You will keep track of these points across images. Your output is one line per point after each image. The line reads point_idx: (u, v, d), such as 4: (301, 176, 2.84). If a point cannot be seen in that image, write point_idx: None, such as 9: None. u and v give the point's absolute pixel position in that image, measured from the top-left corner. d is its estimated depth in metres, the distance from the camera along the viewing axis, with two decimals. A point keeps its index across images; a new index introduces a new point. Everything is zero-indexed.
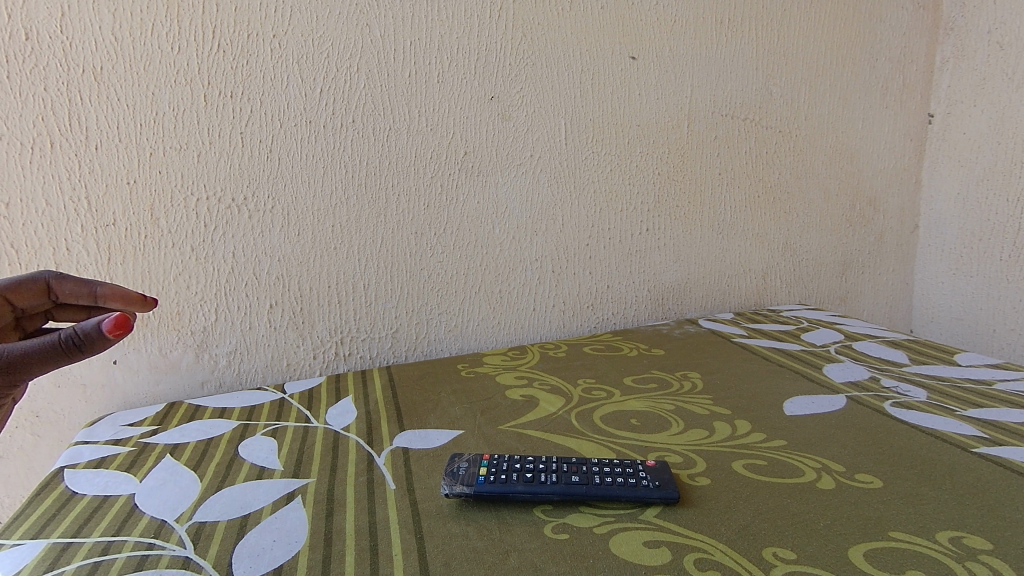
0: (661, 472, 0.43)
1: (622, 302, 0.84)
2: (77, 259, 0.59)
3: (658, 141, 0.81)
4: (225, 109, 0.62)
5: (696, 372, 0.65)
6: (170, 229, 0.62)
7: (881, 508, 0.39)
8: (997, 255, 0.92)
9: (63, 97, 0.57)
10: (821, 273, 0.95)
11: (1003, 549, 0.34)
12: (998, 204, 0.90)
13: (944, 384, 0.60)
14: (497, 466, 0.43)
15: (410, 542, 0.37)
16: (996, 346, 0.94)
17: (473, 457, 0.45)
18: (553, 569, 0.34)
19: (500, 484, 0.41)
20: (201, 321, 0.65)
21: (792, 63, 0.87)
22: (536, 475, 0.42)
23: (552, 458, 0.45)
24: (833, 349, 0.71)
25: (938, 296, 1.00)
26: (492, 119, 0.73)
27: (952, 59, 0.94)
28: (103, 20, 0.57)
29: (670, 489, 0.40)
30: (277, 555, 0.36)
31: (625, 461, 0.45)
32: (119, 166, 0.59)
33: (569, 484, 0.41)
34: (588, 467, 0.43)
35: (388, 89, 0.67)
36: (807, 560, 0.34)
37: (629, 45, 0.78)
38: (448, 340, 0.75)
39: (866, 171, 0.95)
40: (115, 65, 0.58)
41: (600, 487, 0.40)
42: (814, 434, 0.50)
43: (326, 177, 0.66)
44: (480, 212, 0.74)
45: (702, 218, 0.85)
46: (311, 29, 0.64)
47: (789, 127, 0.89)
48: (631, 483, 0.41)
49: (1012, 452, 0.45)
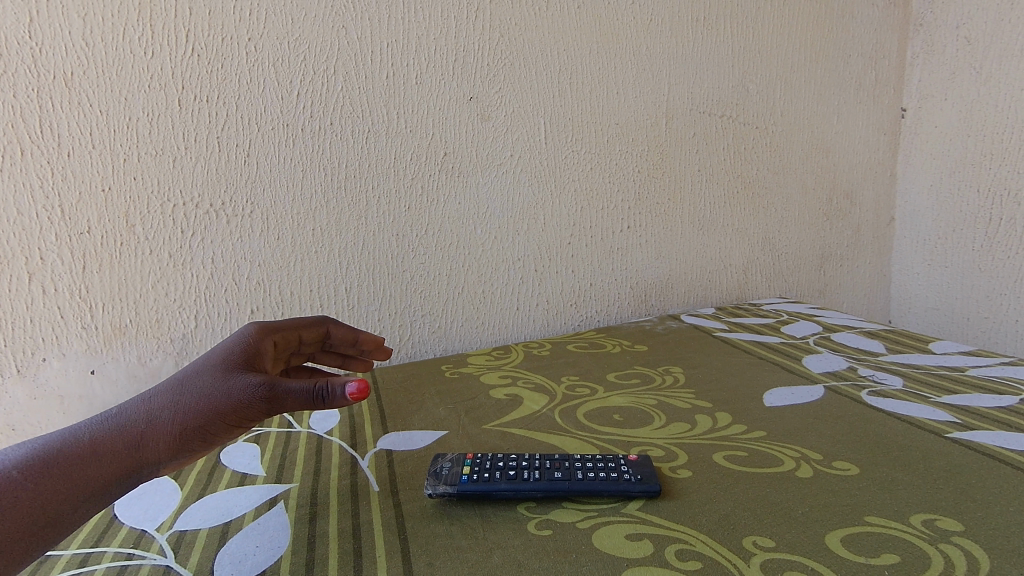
0: (643, 465, 0.43)
1: (605, 300, 0.84)
2: (52, 268, 0.58)
3: (637, 139, 0.82)
4: (201, 113, 0.61)
5: (678, 367, 0.66)
6: (146, 236, 0.61)
7: (858, 494, 0.40)
8: (970, 244, 0.94)
9: (34, 104, 0.56)
10: (800, 267, 0.96)
11: (975, 530, 0.35)
12: (970, 195, 0.93)
13: (920, 372, 0.61)
14: (480, 465, 0.43)
15: (394, 544, 0.37)
16: (971, 334, 0.96)
17: (457, 456, 0.45)
18: (537, 565, 0.35)
19: (483, 483, 0.41)
20: (181, 329, 0.64)
21: (767, 60, 0.89)
22: (519, 473, 0.42)
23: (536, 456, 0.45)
24: (813, 341, 0.72)
25: (914, 286, 1.02)
26: (471, 120, 0.73)
27: (922, 54, 0.96)
28: (72, 25, 0.56)
29: (652, 482, 0.41)
30: (258, 561, 0.36)
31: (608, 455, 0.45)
32: (92, 173, 0.58)
33: (552, 480, 0.41)
34: (571, 463, 0.43)
35: (365, 91, 0.67)
36: (785, 547, 0.35)
37: (606, 45, 0.78)
38: (432, 342, 0.75)
39: (842, 164, 0.96)
40: (87, 71, 0.57)
41: (582, 482, 0.41)
42: (793, 425, 0.51)
43: (305, 181, 0.66)
44: (461, 212, 0.74)
45: (682, 215, 0.86)
46: (286, 32, 0.63)
47: (766, 123, 0.90)
48: (613, 477, 0.41)
49: (984, 436, 0.46)
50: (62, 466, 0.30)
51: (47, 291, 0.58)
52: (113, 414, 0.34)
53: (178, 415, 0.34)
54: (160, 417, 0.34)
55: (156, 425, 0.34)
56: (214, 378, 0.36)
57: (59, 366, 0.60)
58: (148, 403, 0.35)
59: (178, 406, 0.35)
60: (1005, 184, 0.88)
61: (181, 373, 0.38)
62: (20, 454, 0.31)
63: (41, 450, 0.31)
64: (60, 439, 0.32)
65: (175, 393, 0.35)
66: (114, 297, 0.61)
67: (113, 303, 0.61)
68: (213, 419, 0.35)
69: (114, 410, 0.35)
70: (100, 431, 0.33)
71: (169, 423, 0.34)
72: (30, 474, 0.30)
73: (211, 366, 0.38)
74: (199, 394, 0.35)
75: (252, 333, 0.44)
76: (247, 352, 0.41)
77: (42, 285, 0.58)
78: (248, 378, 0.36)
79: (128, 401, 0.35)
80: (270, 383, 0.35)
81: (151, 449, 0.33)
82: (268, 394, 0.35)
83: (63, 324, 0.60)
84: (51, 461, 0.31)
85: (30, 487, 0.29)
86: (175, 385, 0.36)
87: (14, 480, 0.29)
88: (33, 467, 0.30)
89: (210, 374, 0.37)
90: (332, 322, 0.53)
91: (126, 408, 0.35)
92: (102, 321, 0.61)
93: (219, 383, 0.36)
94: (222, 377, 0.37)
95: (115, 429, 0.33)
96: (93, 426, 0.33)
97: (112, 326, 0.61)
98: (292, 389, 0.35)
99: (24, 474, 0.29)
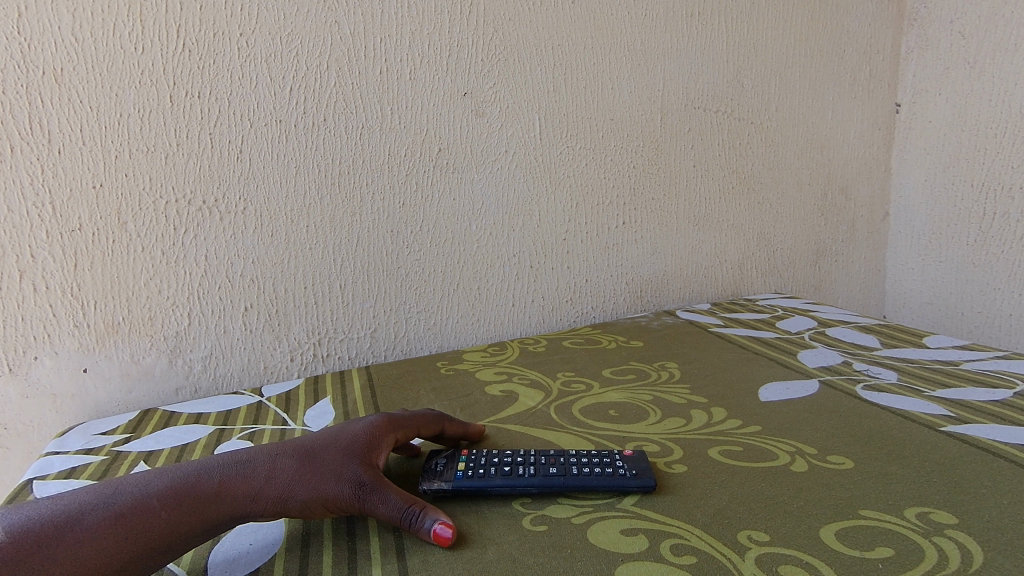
0: (638, 461, 0.43)
1: (601, 296, 0.84)
2: (43, 265, 0.58)
3: (633, 135, 0.82)
4: (193, 109, 0.61)
5: (674, 362, 0.66)
6: (138, 233, 0.61)
7: (852, 488, 0.40)
8: (964, 239, 0.94)
9: (23, 100, 0.55)
10: (796, 262, 0.97)
11: (968, 523, 0.35)
12: (964, 190, 0.93)
13: (915, 367, 0.61)
14: (475, 461, 0.43)
15: (388, 539, 0.37)
16: (965, 328, 0.96)
17: (453, 453, 0.45)
18: (532, 561, 0.34)
19: (478, 479, 0.41)
20: (174, 326, 0.63)
21: (762, 55, 0.89)
22: (515, 469, 0.42)
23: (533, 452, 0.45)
24: (807, 336, 0.73)
25: (909, 281, 1.02)
26: (465, 115, 0.72)
27: (916, 49, 0.96)
28: (61, 19, 0.55)
29: (647, 478, 0.41)
30: (253, 558, 0.36)
31: (605, 451, 0.45)
32: (83, 170, 0.58)
33: (547, 476, 0.41)
34: (566, 458, 0.43)
35: (359, 87, 0.67)
36: (780, 542, 0.35)
37: (600, 40, 0.78)
38: (427, 339, 0.75)
39: (837, 160, 0.96)
40: (76, 67, 0.56)
41: (578, 477, 0.40)
42: (787, 419, 0.51)
43: (298, 177, 0.66)
44: (456, 208, 0.73)
45: (677, 211, 0.86)
46: (278, 27, 0.63)
47: (761, 119, 0.90)
48: (609, 472, 0.41)
49: (978, 430, 0.46)
50: (191, 502, 0.34)
51: (38, 289, 0.58)
52: (245, 460, 0.37)
53: (290, 482, 0.36)
54: (277, 476, 0.37)
55: (271, 485, 0.36)
56: (333, 457, 0.38)
57: (51, 365, 0.60)
58: (273, 460, 0.37)
59: (293, 473, 0.37)
60: (1000, 178, 0.88)
61: (313, 438, 0.40)
62: (163, 480, 0.35)
63: (179, 482, 0.35)
64: (197, 474, 0.36)
65: (298, 458, 0.38)
66: (107, 295, 0.61)
67: (105, 301, 0.61)
68: (316, 499, 0.36)
69: (246, 456, 0.38)
70: (228, 475, 0.36)
71: (282, 488, 0.36)
72: (164, 503, 0.33)
73: (337, 443, 0.40)
74: (314, 468, 0.37)
75: (384, 417, 0.44)
76: (373, 435, 0.42)
77: (33, 283, 0.58)
78: (359, 470, 0.38)
79: (260, 451, 0.38)
80: (374, 487, 0.37)
81: (261, 504, 0.35)
82: (368, 496, 0.36)
83: (55, 322, 0.59)
84: (183, 495, 0.34)
85: (159, 516, 0.33)
86: (301, 450, 0.39)
87: (151, 506, 0.33)
88: (167, 498, 0.34)
89: (331, 450, 0.39)
90: (448, 420, 0.49)
91: (257, 458, 0.38)
92: (94, 320, 0.60)
93: (334, 464, 0.38)
94: (340, 458, 0.38)
95: (241, 476, 0.36)
96: (225, 468, 0.37)
97: (105, 324, 0.61)
98: (391, 502, 0.36)
99: (159, 502, 0.33)
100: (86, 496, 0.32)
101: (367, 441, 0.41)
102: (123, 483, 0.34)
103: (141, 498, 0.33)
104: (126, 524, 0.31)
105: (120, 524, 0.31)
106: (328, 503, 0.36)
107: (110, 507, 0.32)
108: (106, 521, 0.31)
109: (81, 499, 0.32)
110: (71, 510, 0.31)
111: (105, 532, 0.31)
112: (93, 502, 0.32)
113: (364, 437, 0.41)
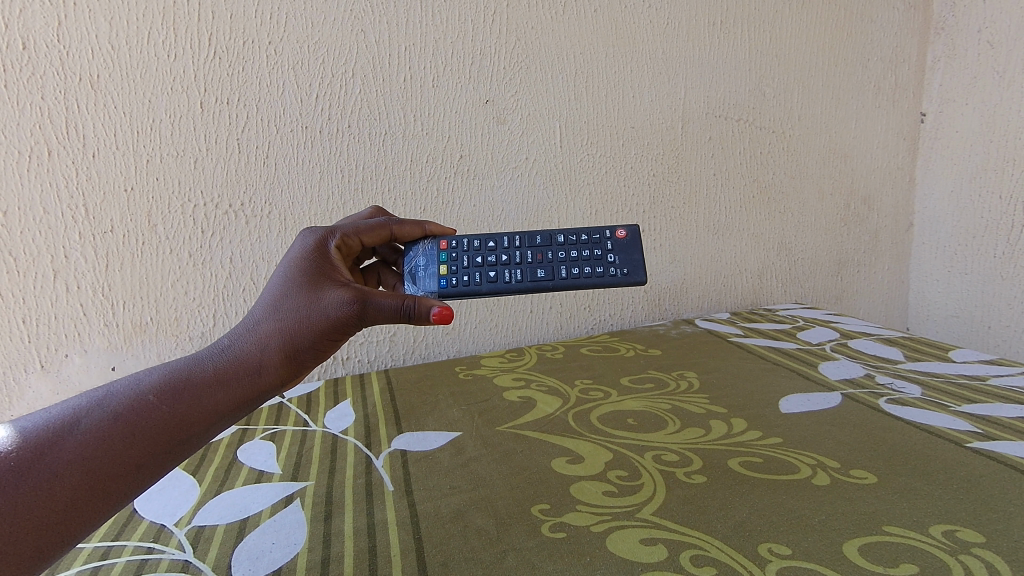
0: (630, 255, 0.53)
1: (619, 303, 0.84)
2: (75, 266, 0.60)
3: (653, 143, 0.82)
4: (221, 115, 0.63)
5: (692, 371, 0.66)
6: (167, 235, 0.62)
7: (876, 502, 0.39)
8: (992, 252, 0.91)
9: (61, 105, 0.57)
10: (817, 272, 0.96)
11: (996, 542, 0.35)
12: (991, 202, 0.90)
13: (939, 381, 0.60)
14: (457, 265, 0.51)
15: (408, 543, 0.38)
16: (991, 343, 0.93)
17: (430, 246, 0.52)
18: (550, 568, 0.35)
19: (465, 288, 0.51)
20: (200, 327, 0.65)
21: (785, 64, 0.88)
22: (499, 275, 0.52)
23: (518, 241, 0.54)
24: (829, 347, 0.72)
25: (933, 294, 1.00)
26: (487, 123, 0.73)
27: (943, 57, 0.94)
28: (99, 27, 0.57)
29: (636, 275, 0.52)
30: (276, 558, 0.37)
31: (595, 236, 0.54)
32: (116, 174, 0.60)
33: (535, 281, 0.52)
34: (554, 257, 0.53)
35: (384, 94, 0.68)
36: (801, 555, 0.35)
37: (622, 48, 0.78)
38: (446, 343, 0.77)
39: (861, 169, 0.95)
40: (111, 73, 0.58)
41: (564, 280, 0.52)
42: (810, 432, 0.50)
43: (322, 183, 0.67)
44: (476, 215, 0.74)
45: (697, 219, 0.86)
46: (306, 35, 0.64)
47: (782, 127, 0.89)
48: (599, 272, 0.52)
49: (1006, 447, 0.45)
50: (191, 392, 0.32)
51: (70, 288, 0.60)
52: (227, 347, 0.36)
53: (284, 342, 0.37)
54: (268, 344, 0.36)
55: (269, 353, 0.36)
56: (304, 297, 0.38)
57: (81, 362, 0.61)
58: (254, 332, 0.36)
59: (281, 334, 0.37)
60: None
61: (270, 291, 0.39)
62: (154, 377, 0.33)
63: (171, 377, 0.33)
64: (188, 367, 0.34)
65: (275, 318, 0.37)
66: (136, 295, 0.62)
67: (133, 301, 0.62)
68: (321, 337, 0.38)
69: (227, 342, 0.36)
70: (221, 362, 0.35)
71: (280, 349, 0.36)
72: (161, 397, 0.32)
73: (296, 284, 0.39)
74: (296, 316, 0.37)
75: (314, 236, 0.43)
76: (319, 258, 0.42)
77: (65, 283, 0.60)
78: (338, 294, 0.39)
79: (237, 332, 0.36)
80: (361, 299, 0.39)
81: (271, 373, 0.36)
82: (362, 309, 0.39)
83: (85, 321, 0.61)
84: (181, 388, 0.32)
85: (160, 410, 0.31)
86: (271, 310, 0.38)
87: (148, 403, 0.31)
88: (163, 392, 0.32)
89: (297, 294, 0.38)
90: (397, 224, 0.50)
91: (237, 341, 0.36)
92: (123, 319, 0.62)
93: (312, 303, 0.38)
94: (312, 294, 0.39)
95: (233, 359, 0.35)
96: (214, 357, 0.35)
97: (133, 324, 0.63)
98: (383, 305, 0.39)
99: (157, 397, 0.32)
100: (77, 401, 0.30)
101: (318, 267, 0.41)
102: (112, 383, 0.32)
103: (136, 396, 0.31)
104: (128, 424, 0.30)
105: (121, 424, 0.30)
106: (331, 333, 0.38)
107: (106, 408, 0.30)
108: (105, 422, 0.30)
109: (72, 405, 0.30)
110: (64, 417, 0.29)
111: (107, 433, 0.29)
112: (86, 406, 0.30)
113: (312, 264, 0.41)
